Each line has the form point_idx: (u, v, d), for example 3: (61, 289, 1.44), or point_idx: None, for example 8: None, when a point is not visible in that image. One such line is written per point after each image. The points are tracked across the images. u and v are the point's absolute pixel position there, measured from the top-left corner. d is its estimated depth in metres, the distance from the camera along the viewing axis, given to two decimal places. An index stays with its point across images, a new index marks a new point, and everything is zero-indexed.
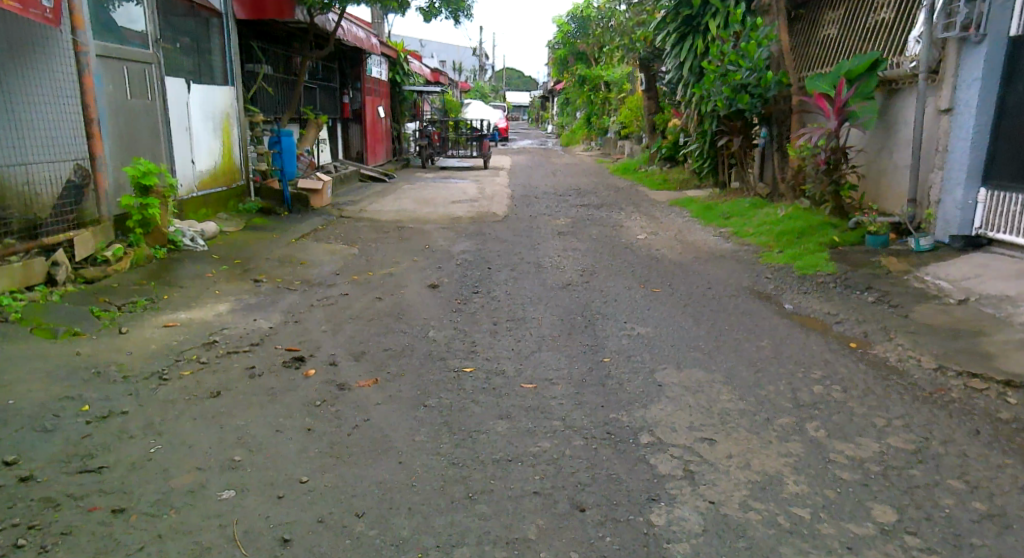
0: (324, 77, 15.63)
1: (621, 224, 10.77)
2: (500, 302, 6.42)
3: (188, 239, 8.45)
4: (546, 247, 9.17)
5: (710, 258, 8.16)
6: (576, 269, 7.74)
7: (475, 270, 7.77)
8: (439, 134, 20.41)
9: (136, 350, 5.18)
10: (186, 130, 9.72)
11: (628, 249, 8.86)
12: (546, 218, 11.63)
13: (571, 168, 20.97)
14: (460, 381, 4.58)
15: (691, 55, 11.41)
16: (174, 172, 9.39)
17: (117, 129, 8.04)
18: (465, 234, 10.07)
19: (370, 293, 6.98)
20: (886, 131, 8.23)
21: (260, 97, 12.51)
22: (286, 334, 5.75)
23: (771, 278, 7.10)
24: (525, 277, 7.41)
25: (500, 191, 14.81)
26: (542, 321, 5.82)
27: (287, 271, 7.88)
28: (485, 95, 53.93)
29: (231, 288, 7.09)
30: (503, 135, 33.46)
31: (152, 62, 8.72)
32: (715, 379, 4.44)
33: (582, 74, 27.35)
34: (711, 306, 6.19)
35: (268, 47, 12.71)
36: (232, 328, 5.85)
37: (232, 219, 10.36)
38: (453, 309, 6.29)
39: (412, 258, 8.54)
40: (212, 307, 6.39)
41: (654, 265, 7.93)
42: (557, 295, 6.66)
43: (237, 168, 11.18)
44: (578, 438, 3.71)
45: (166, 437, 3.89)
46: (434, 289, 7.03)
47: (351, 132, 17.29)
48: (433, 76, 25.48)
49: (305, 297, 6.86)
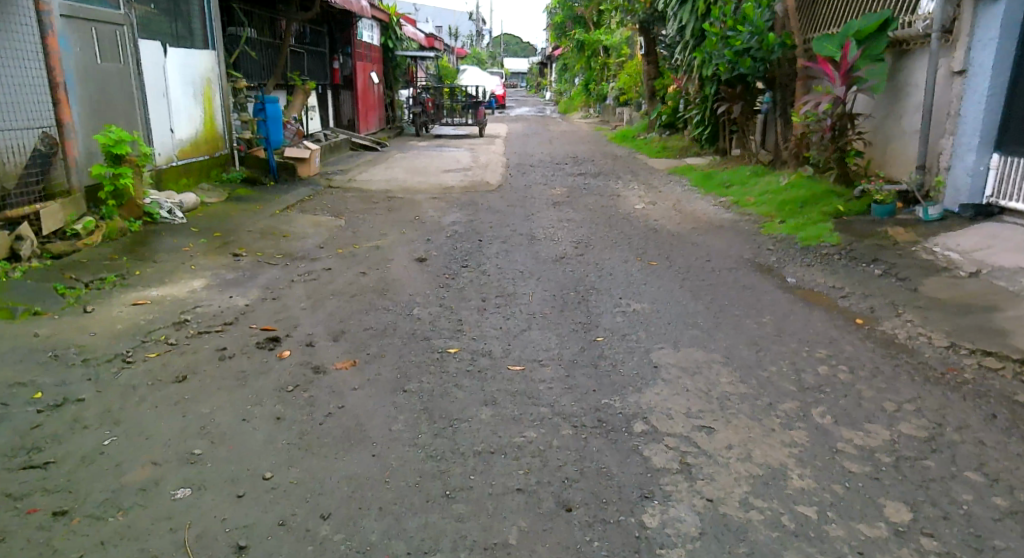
0: (312, 42, 15.16)
1: (618, 193, 10.45)
2: (490, 277, 6.12)
3: (166, 211, 8.19)
4: (540, 217, 8.87)
5: (709, 229, 7.87)
6: (570, 241, 7.44)
7: (465, 242, 7.46)
8: (434, 101, 20.05)
9: (101, 331, 4.92)
10: (164, 96, 9.39)
11: (625, 220, 8.57)
12: (541, 187, 11.31)
13: (568, 135, 20.53)
14: (443, 363, 4.30)
15: (692, 17, 10.89)
16: (151, 141, 9.08)
17: (86, 94, 7.82)
18: (457, 205, 9.74)
19: (354, 267, 6.67)
20: (893, 95, 7.90)
21: (242, 60, 12.08)
22: (262, 312, 5.46)
23: (773, 249, 6.81)
24: (518, 250, 7.11)
25: (494, 160, 14.44)
26: (534, 296, 5.52)
27: (268, 244, 7.57)
28: (482, 61, 53.07)
29: (209, 262, 6.79)
30: (500, 102, 32.91)
31: (123, 24, 8.45)
32: (714, 359, 4.16)
33: (580, 38, 26.78)
34: (710, 280, 5.91)
35: (250, 10, 12.25)
36: (206, 307, 5.57)
37: (214, 189, 10.05)
38: (440, 284, 5.99)
39: (401, 230, 8.24)
40: (186, 283, 6.11)
41: (651, 236, 7.64)
42: (550, 268, 6.37)
43: (221, 136, 10.83)
44: (567, 428, 3.43)
45: (121, 428, 3.63)
46: (422, 263, 6.73)
47: (342, 100, 16.84)
48: (430, 42, 25.21)
49: (286, 272, 6.56)
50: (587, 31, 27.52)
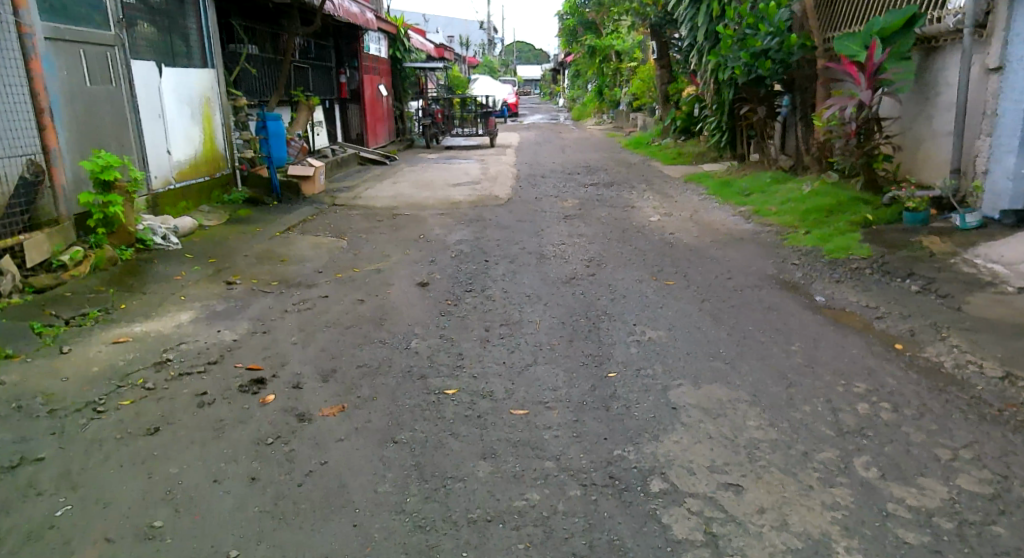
0: (317, 56, 14.88)
1: (632, 205, 10.04)
2: (495, 303, 5.73)
3: (160, 237, 7.87)
4: (550, 233, 8.48)
5: (728, 242, 7.43)
6: (582, 259, 7.03)
7: (471, 263, 7.08)
8: (443, 113, 19.86)
9: (73, 374, 4.58)
10: (160, 117, 9.09)
11: (639, 233, 8.15)
12: (552, 199, 10.92)
13: (581, 143, 20.14)
14: (440, 407, 3.89)
15: (707, 19, 10.50)
16: (146, 164, 8.79)
17: (74, 118, 7.54)
18: (464, 221, 9.38)
19: (352, 294, 6.29)
20: (922, 94, 7.43)
21: (243, 78, 11.81)
22: (250, 348, 5.10)
23: (799, 264, 6.37)
24: (526, 271, 6.71)
25: (505, 171, 14.07)
26: (541, 325, 5.13)
27: (264, 269, 7.22)
28: (493, 70, 52.89)
29: (200, 292, 6.45)
30: (513, 110, 32.57)
31: (113, 44, 8.17)
32: (740, 398, 3.72)
33: (592, 44, 26.40)
34: (732, 301, 5.48)
35: (251, 26, 11.99)
36: (191, 343, 5.20)
37: (215, 211, 9.75)
38: (441, 312, 5.61)
39: (404, 250, 7.87)
40: (173, 317, 5.76)
41: (666, 252, 7.22)
42: (559, 292, 5.97)
43: (222, 156, 10.52)
44: (575, 488, 3.03)
45: (78, 494, 3.29)
46: (424, 287, 6.34)
47: (350, 113, 16.55)
48: (440, 52, 24.92)
49: (280, 300, 6.20)
50: (599, 36, 27.13)
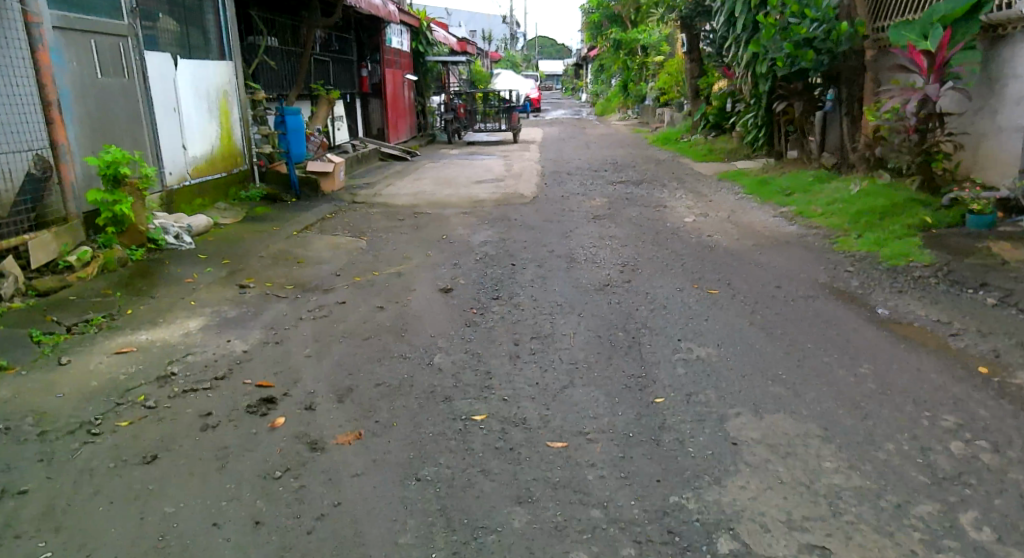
0: (338, 49, 14.49)
1: (664, 204, 9.55)
2: (525, 312, 5.30)
3: (172, 236, 7.51)
4: (579, 234, 8.03)
5: (773, 245, 6.92)
6: (615, 264, 6.58)
7: (496, 267, 6.65)
8: (466, 106, 19.41)
9: (69, 390, 4.20)
10: (175, 111, 8.73)
11: (675, 235, 7.67)
12: (579, 197, 10.47)
13: (606, 139, 19.62)
14: (468, 436, 3.47)
15: (744, 8, 9.96)
16: (161, 160, 8.43)
17: (84, 112, 7.19)
18: (488, 220, 8.95)
19: (371, 300, 5.88)
20: (987, 88, 6.93)
21: (261, 70, 11.44)
22: (261, 362, 4.69)
23: (853, 270, 5.87)
24: (556, 276, 6.28)
25: (529, 168, 13.64)
26: (576, 338, 4.68)
27: (278, 272, 6.82)
28: (515, 65, 52.43)
29: (211, 296, 6.06)
30: (534, 105, 32.03)
31: (126, 35, 7.81)
32: (810, 432, 3.26)
33: (616, 38, 25.88)
34: (784, 312, 5.00)
35: (270, 17, 11.65)
36: (198, 355, 4.80)
37: (231, 208, 9.39)
38: (466, 322, 5.19)
39: (426, 252, 7.45)
40: (182, 324, 5.37)
41: (705, 256, 6.73)
42: (593, 300, 5.53)
43: (239, 152, 10.15)
44: (630, 547, 2.65)
45: (62, 538, 2.91)
46: (448, 293, 5.93)
47: (371, 108, 16.16)
48: (461, 46, 24.49)
49: (294, 307, 5.80)
50: (624, 30, 26.59)
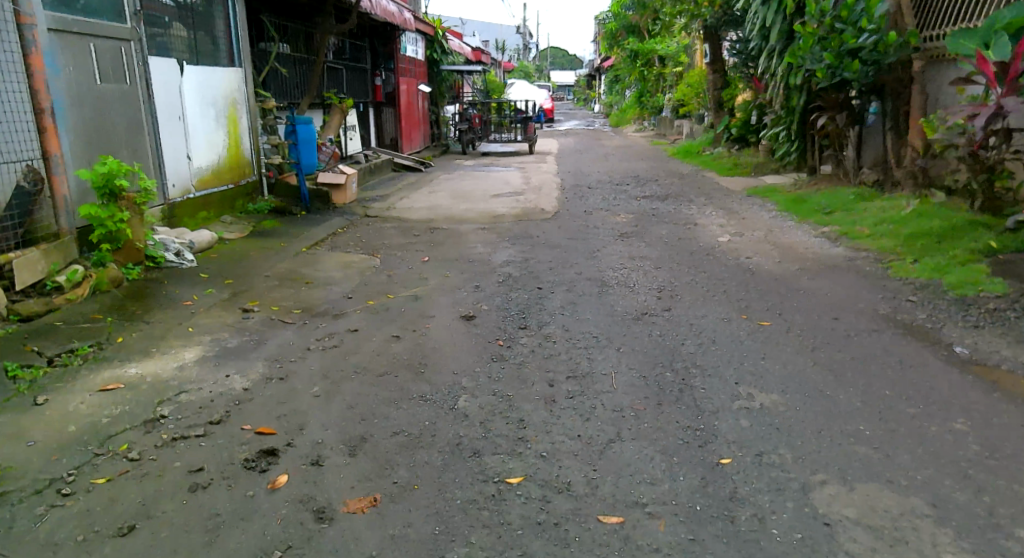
0: (351, 57, 14.03)
1: (694, 222, 9.02)
2: (557, 346, 4.77)
3: (172, 254, 7.03)
4: (607, 254, 7.51)
5: (820, 268, 6.37)
6: (651, 290, 6.04)
7: (521, 292, 6.13)
8: (480, 116, 19.04)
9: (43, 439, 3.73)
10: (180, 120, 8.26)
11: (710, 257, 7.14)
12: (603, 213, 9.94)
13: (624, 151, 19.06)
14: (504, 507, 2.96)
15: (779, 17, 9.40)
16: (164, 171, 7.96)
17: (80, 120, 6.72)
18: (508, 238, 8.43)
19: (386, 328, 5.36)
20: None
21: (272, 78, 10.98)
22: (263, 401, 4.18)
23: (917, 300, 5.31)
24: (588, 303, 5.76)
25: (547, 181, 13.14)
26: (619, 379, 4.13)
27: (286, 294, 6.32)
28: (529, 75, 52.04)
29: (209, 322, 5.56)
30: (549, 116, 31.53)
31: (128, 39, 7.35)
32: (914, 513, 2.75)
33: (634, 48, 25.39)
34: (850, 347, 4.45)
35: (282, 23, 11.19)
36: (192, 393, 4.30)
37: (237, 222, 8.92)
38: (492, 357, 4.66)
39: (444, 272, 6.93)
40: (176, 355, 4.87)
41: (748, 281, 6.19)
42: (631, 332, 4.99)
43: (247, 163, 9.67)
44: None
45: None
46: (470, 322, 5.40)
47: (384, 118, 15.70)
48: (476, 55, 24.04)
49: (302, 335, 5.29)
50: (642, 40, 26.09)
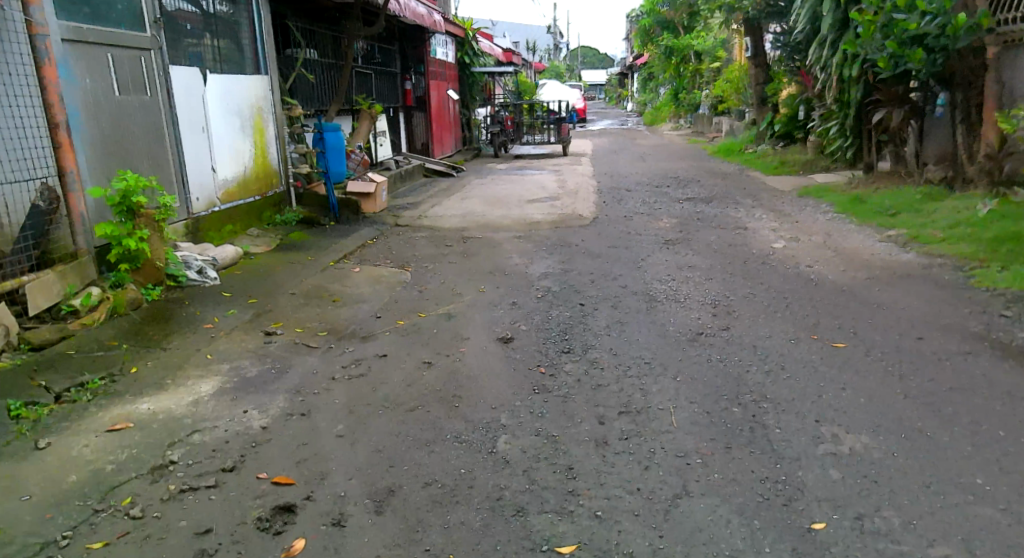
0: (381, 61, 13.69)
1: (744, 226, 8.47)
2: (608, 375, 4.31)
3: (195, 271, 6.65)
4: (653, 263, 7.02)
5: (891, 278, 5.83)
6: (706, 305, 5.55)
7: (562, 308, 5.67)
8: (513, 119, 18.37)
9: (41, 492, 3.39)
10: (203, 130, 7.93)
11: (766, 265, 6.61)
12: (645, 218, 9.44)
13: (662, 150, 18.45)
14: None
15: (832, 5, 8.79)
16: (186, 184, 7.62)
17: (97, 134, 6.40)
18: (546, 246, 7.97)
19: (417, 353, 4.93)
20: None
21: (299, 85, 10.63)
22: (282, 442, 3.78)
23: (1010, 315, 4.76)
24: (637, 321, 5.28)
25: (584, 184, 12.67)
26: (679, 415, 3.67)
27: (311, 314, 5.94)
28: (560, 75, 51.50)
29: (230, 348, 5.18)
30: (581, 116, 30.98)
31: (148, 48, 7.03)
32: None
33: (669, 44, 24.76)
34: (941, 374, 3.93)
35: (308, 27, 10.85)
36: (207, 432, 3.90)
37: (264, 235, 8.57)
38: (534, 388, 4.21)
39: (479, 287, 6.50)
40: (191, 388, 4.47)
41: (812, 293, 5.66)
42: (688, 358, 4.51)
43: (274, 173, 9.33)
44: None
45: None
46: (508, 345, 4.95)
47: (415, 122, 15.33)
48: (507, 57, 23.59)
49: (326, 361, 4.88)
50: (677, 35, 25.46)
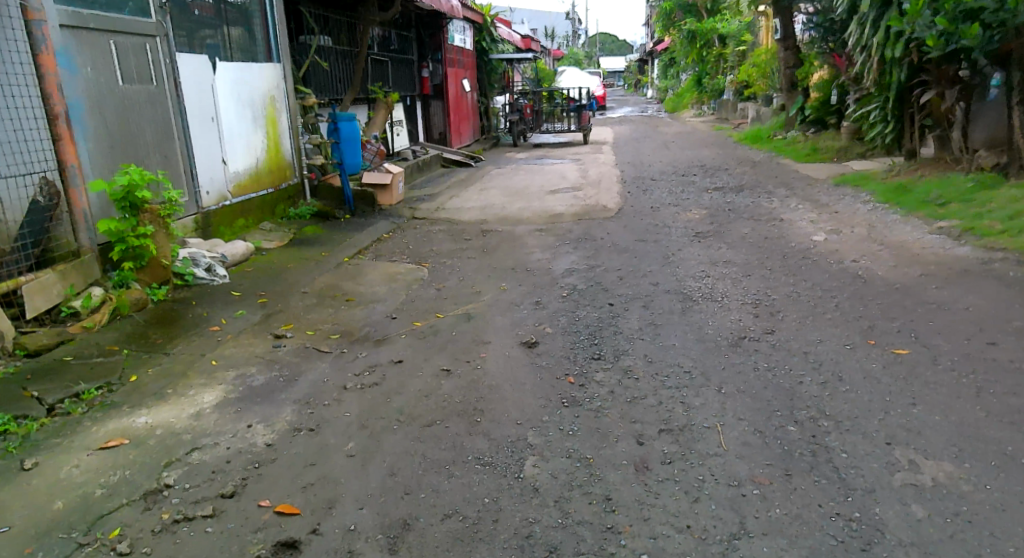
0: (397, 48, 13.32)
1: (780, 217, 8.05)
2: (645, 387, 3.94)
3: (203, 270, 6.30)
4: (686, 258, 6.64)
5: (946, 277, 5.43)
6: (747, 306, 5.16)
7: (591, 308, 5.29)
8: (532, 106, 17.95)
9: (22, 522, 3.07)
10: (213, 121, 7.58)
11: (808, 260, 6.21)
12: (673, 209, 9.05)
13: (685, 138, 17.92)
14: None
15: None
16: (196, 178, 7.27)
17: (102, 127, 6.04)
18: (571, 240, 7.60)
19: (435, 358, 4.57)
20: None
21: (313, 73, 10.25)
22: (288, 461, 3.44)
23: None
24: (674, 323, 4.91)
25: (608, 173, 12.28)
26: (727, 435, 3.40)
27: (324, 314, 5.60)
28: (578, 63, 50.86)
29: (236, 353, 4.83)
30: (600, 103, 30.42)
31: (155, 35, 6.64)
32: None
33: (692, 29, 24.23)
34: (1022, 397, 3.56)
35: (323, 13, 10.49)
36: (207, 449, 3.55)
37: (277, 229, 8.25)
38: (562, 400, 3.85)
39: (502, 284, 6.14)
40: (193, 399, 4.13)
41: (862, 293, 5.27)
42: (732, 368, 4.13)
43: (288, 164, 8.98)
44: None
45: None
46: (534, 350, 4.59)
47: (433, 111, 14.96)
48: (525, 43, 23.11)
49: (338, 368, 4.52)
50: (700, 20, 24.92)
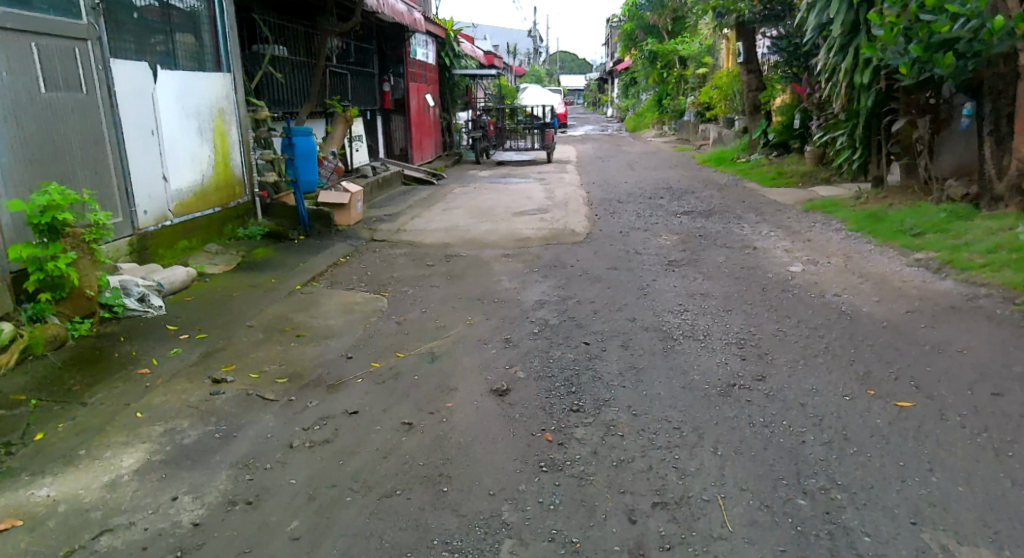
0: (357, 60, 12.81)
1: (753, 244, 7.73)
2: (632, 447, 3.50)
3: (135, 299, 5.71)
4: (661, 289, 6.25)
5: (937, 314, 5.12)
6: (732, 346, 4.77)
7: (565, 348, 4.85)
8: (495, 123, 17.68)
9: None
10: (154, 134, 6.97)
11: (789, 293, 5.86)
12: (643, 233, 8.69)
13: (650, 157, 17.68)
14: None
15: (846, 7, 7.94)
16: (133, 196, 6.66)
17: (19, 140, 5.42)
18: (539, 267, 7.16)
19: (394, 408, 4.07)
20: None
21: (266, 85, 9.68)
22: (220, 548, 2.93)
23: None
24: (655, 366, 4.49)
25: (573, 194, 11.91)
26: (731, 511, 3.01)
27: (271, 352, 5.06)
28: (539, 80, 50.76)
29: (166, 402, 4.26)
30: (562, 121, 30.20)
31: (85, 39, 6.04)
32: None
33: (653, 49, 24.15)
34: None
35: (278, 23, 9.94)
36: (121, 533, 3.01)
37: (224, 252, 7.65)
38: (540, 463, 3.39)
39: (467, 317, 5.66)
40: (110, 463, 3.56)
41: (852, 331, 4.92)
42: (727, 423, 3.71)
43: (237, 181, 8.38)
44: None
45: None
46: (505, 398, 4.12)
47: (393, 126, 14.46)
48: (487, 59, 22.80)
49: (283, 419, 4.00)
50: (661, 40, 24.84)
